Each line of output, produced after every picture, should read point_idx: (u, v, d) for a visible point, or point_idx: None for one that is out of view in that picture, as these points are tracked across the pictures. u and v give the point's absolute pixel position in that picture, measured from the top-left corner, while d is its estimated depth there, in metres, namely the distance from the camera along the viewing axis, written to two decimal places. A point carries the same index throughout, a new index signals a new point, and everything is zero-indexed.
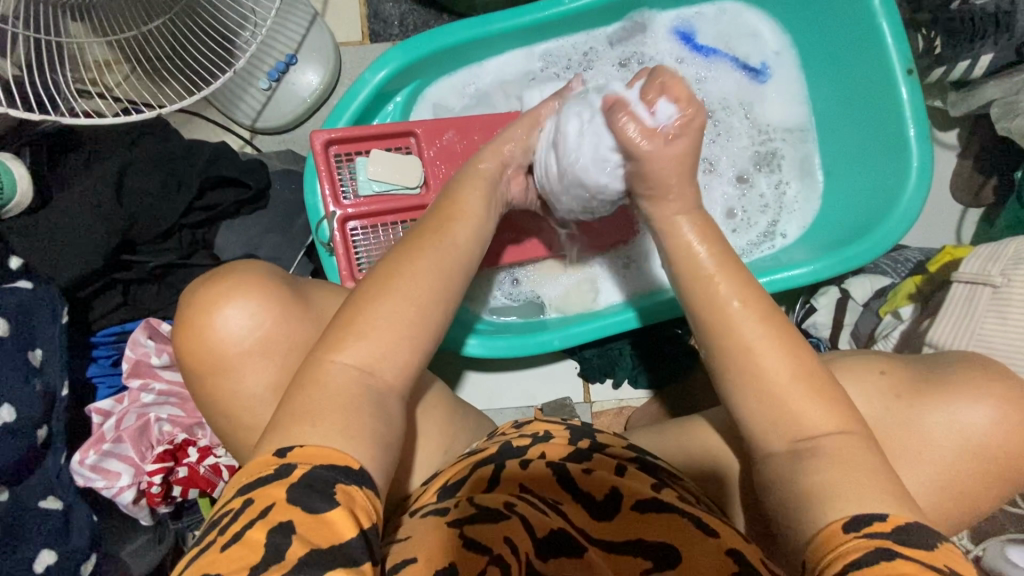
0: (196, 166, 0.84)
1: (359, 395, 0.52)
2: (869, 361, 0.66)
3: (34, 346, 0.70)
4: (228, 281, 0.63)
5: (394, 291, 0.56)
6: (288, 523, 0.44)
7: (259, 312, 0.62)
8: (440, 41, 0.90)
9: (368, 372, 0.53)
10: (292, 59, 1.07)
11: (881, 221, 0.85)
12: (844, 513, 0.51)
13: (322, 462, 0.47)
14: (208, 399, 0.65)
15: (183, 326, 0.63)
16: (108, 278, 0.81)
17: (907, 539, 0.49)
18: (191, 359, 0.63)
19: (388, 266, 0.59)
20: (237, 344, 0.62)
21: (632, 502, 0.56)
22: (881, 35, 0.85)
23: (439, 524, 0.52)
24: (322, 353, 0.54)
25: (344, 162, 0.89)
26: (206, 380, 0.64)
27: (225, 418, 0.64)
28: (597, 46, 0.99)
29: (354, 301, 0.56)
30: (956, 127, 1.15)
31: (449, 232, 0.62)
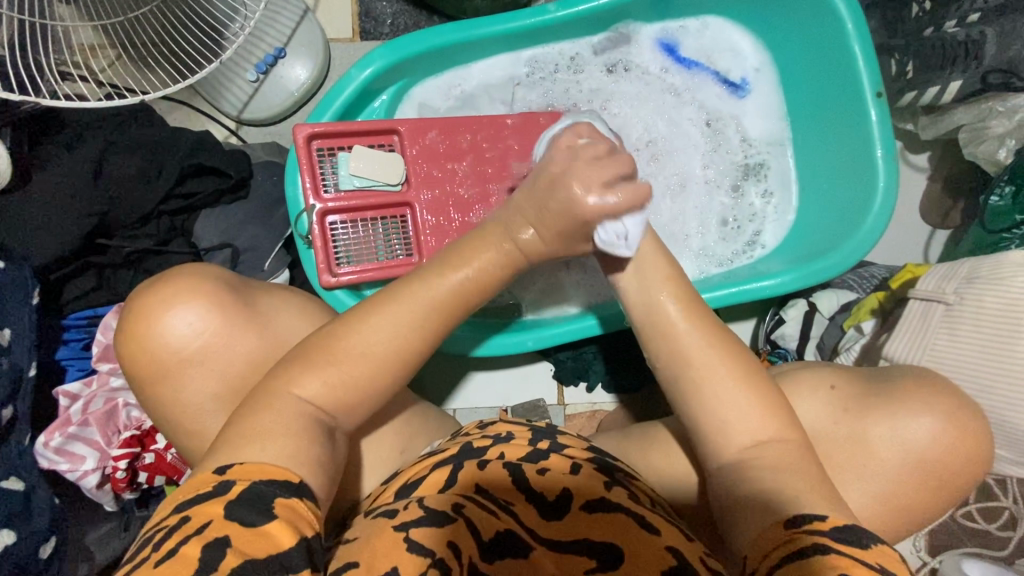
0: (176, 154, 0.85)
1: (303, 428, 0.54)
2: (818, 375, 0.69)
3: (3, 325, 0.70)
4: (173, 287, 0.65)
5: (363, 342, 0.58)
6: (223, 537, 0.44)
7: (198, 318, 0.64)
8: (427, 43, 0.92)
9: (323, 411, 0.56)
10: (281, 52, 1.08)
11: (847, 238, 0.87)
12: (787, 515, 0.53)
13: (262, 478, 0.49)
14: (161, 403, 0.65)
15: (128, 322, 0.63)
16: (83, 261, 0.81)
17: (844, 537, 0.50)
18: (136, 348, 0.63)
19: (364, 313, 0.60)
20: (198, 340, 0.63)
21: (581, 503, 0.57)
22: (853, 57, 0.88)
23: (386, 527, 0.54)
24: (281, 384, 0.56)
25: (326, 157, 0.89)
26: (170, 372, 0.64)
27: (193, 401, 0.64)
28: (583, 53, 1.01)
29: (346, 316, 0.60)
30: (928, 150, 1.18)
31: (437, 286, 0.62)
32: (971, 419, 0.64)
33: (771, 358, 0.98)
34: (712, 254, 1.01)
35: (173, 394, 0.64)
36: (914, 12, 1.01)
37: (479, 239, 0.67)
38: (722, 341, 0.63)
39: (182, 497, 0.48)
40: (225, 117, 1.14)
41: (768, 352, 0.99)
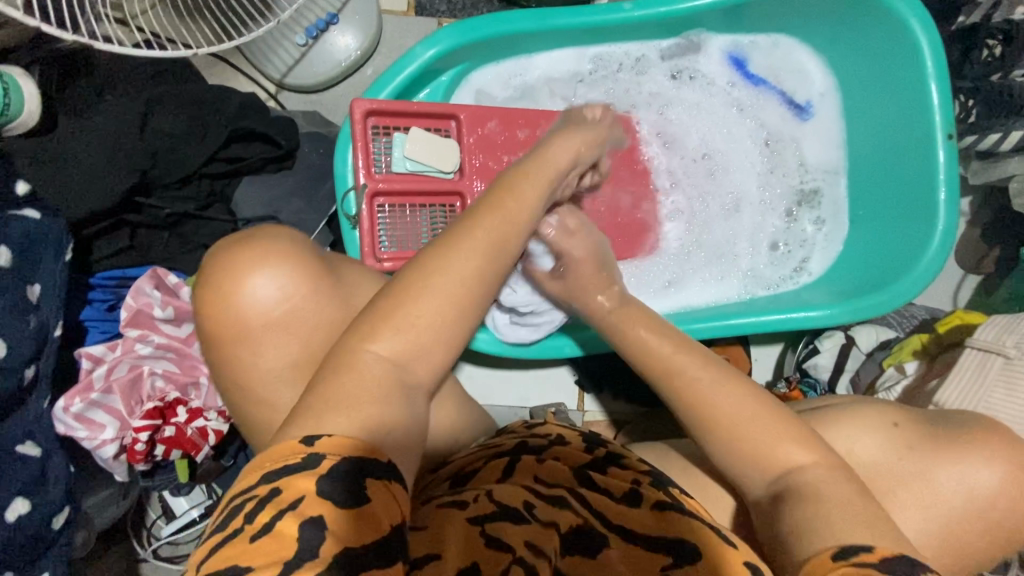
0: (224, 115, 0.80)
1: (389, 391, 0.51)
2: (881, 412, 0.68)
3: (33, 281, 0.65)
4: (274, 249, 0.62)
5: (437, 286, 0.55)
6: (321, 517, 0.41)
7: (295, 286, 0.61)
8: (496, 28, 0.88)
9: (399, 368, 0.52)
10: (334, 18, 1.03)
11: (901, 276, 0.86)
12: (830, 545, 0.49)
13: (354, 455, 0.45)
14: (216, 377, 0.62)
15: (220, 271, 0.61)
16: (117, 219, 0.76)
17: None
18: (219, 303, 0.61)
19: (431, 256, 0.57)
20: (272, 311, 0.60)
21: (652, 502, 0.53)
22: (928, 95, 0.86)
23: (457, 517, 0.52)
24: (359, 339, 0.52)
25: (380, 135, 0.85)
26: (219, 350, 0.61)
27: (241, 382, 0.62)
28: (650, 57, 0.98)
29: (409, 279, 0.55)
30: (970, 195, 1.18)
31: (502, 234, 0.60)
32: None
33: (801, 387, 0.97)
34: (758, 276, 0.99)
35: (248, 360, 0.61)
36: (983, 56, 1.00)
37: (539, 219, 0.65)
38: None
39: (271, 467, 0.44)
40: (266, 80, 1.09)
41: (798, 380, 0.98)
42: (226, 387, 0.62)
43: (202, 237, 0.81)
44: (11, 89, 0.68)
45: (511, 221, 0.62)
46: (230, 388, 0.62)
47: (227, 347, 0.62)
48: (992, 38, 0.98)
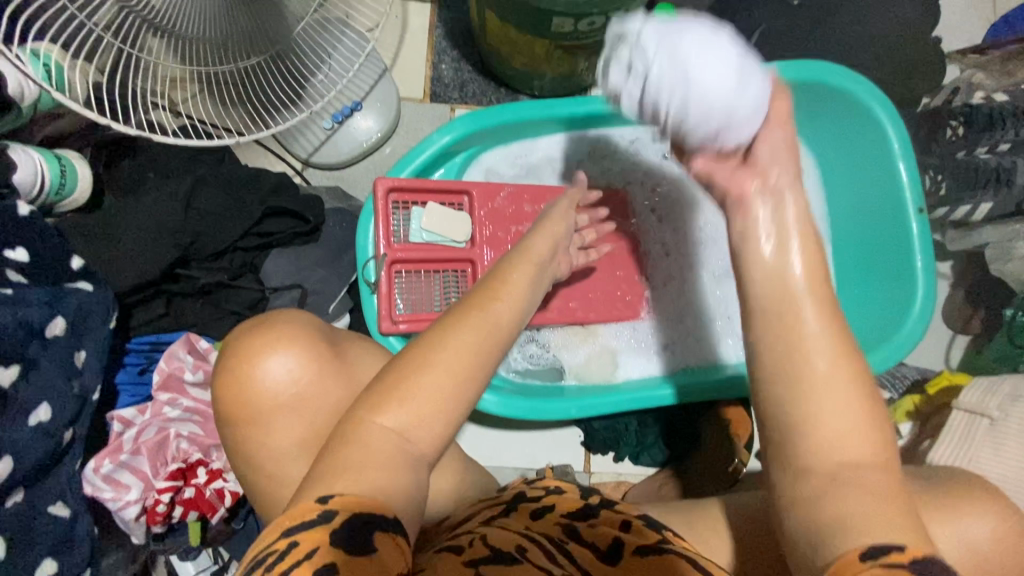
0: (258, 194, 0.88)
1: (395, 461, 0.54)
2: None
3: (80, 347, 0.70)
4: (279, 334, 0.71)
5: (439, 364, 0.58)
6: (331, 564, 0.47)
7: (301, 370, 0.70)
8: (504, 117, 0.98)
9: (404, 440, 0.55)
10: (357, 105, 1.16)
11: (889, 338, 0.91)
12: (856, 545, 0.45)
13: (364, 510, 0.51)
14: (242, 444, 0.70)
15: (230, 366, 0.71)
16: (156, 288, 0.82)
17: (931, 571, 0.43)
18: (226, 395, 0.71)
19: (433, 337, 0.60)
20: (276, 396, 0.70)
21: (633, 547, 0.57)
22: (897, 174, 0.95)
23: (454, 562, 0.54)
24: (366, 414, 0.56)
25: (400, 209, 0.93)
26: (261, 416, 0.70)
27: (278, 440, 0.70)
28: (642, 138, 1.08)
29: (414, 354, 0.59)
30: (951, 258, 1.25)
31: (496, 324, 0.63)
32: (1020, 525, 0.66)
33: None
34: None
35: (259, 436, 0.70)
36: (948, 135, 1.08)
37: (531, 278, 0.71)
38: None
39: (289, 523, 0.50)
40: (293, 158, 1.19)
41: None
42: (269, 439, 0.69)
43: (231, 304, 0.86)
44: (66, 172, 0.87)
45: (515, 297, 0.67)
46: (271, 443, 0.69)
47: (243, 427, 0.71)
48: (954, 120, 1.07)
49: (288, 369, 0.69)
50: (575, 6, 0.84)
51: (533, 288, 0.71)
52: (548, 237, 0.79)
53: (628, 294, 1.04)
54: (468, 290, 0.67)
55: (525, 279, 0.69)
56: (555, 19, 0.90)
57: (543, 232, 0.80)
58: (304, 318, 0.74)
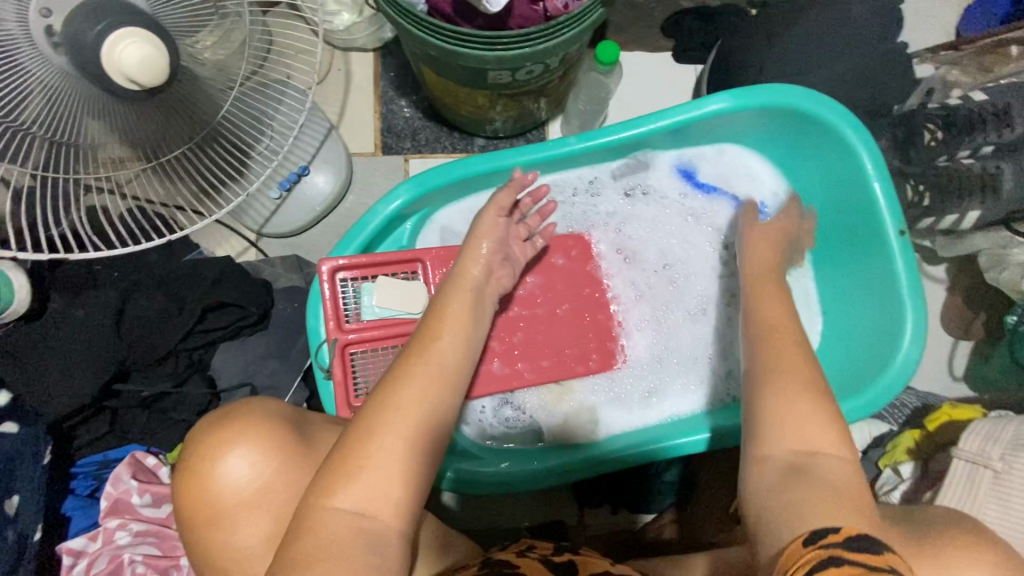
0: (198, 289, 0.84)
1: (351, 539, 0.51)
2: None
3: (13, 492, 0.66)
4: (237, 426, 0.66)
5: (386, 428, 0.56)
6: None
7: (265, 463, 0.65)
8: (452, 174, 0.93)
9: (363, 516, 0.53)
10: (305, 170, 1.10)
11: (885, 369, 0.85)
12: (807, 529, 0.48)
13: None
14: (207, 549, 0.65)
15: (188, 467, 0.65)
16: (96, 406, 0.78)
17: (859, 546, 0.43)
18: (192, 503, 0.65)
19: (378, 400, 0.58)
20: (238, 495, 0.64)
21: None
22: (873, 194, 0.89)
23: None
24: (319, 498, 0.54)
25: (349, 286, 0.87)
26: (208, 533, 0.65)
27: (228, 558, 0.65)
28: (602, 177, 1.03)
29: (359, 425, 0.57)
30: (944, 262, 1.19)
31: (442, 374, 0.62)
32: None
33: None
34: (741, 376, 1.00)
35: (222, 537, 0.65)
36: (926, 140, 1.02)
37: (470, 308, 0.69)
38: None
39: None
40: (245, 229, 1.14)
41: None
42: (218, 563, 0.65)
43: (180, 412, 0.82)
44: None
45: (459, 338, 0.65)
46: (223, 565, 0.65)
47: (210, 528, 0.65)
48: (931, 124, 1.01)
49: (247, 466, 0.64)
50: (507, 61, 0.79)
51: (476, 316, 0.70)
52: (477, 258, 0.75)
53: (601, 343, 1.00)
54: (406, 341, 0.66)
55: (466, 315, 0.68)
56: (490, 73, 0.84)
57: (472, 253, 0.76)
58: (265, 404, 0.69)
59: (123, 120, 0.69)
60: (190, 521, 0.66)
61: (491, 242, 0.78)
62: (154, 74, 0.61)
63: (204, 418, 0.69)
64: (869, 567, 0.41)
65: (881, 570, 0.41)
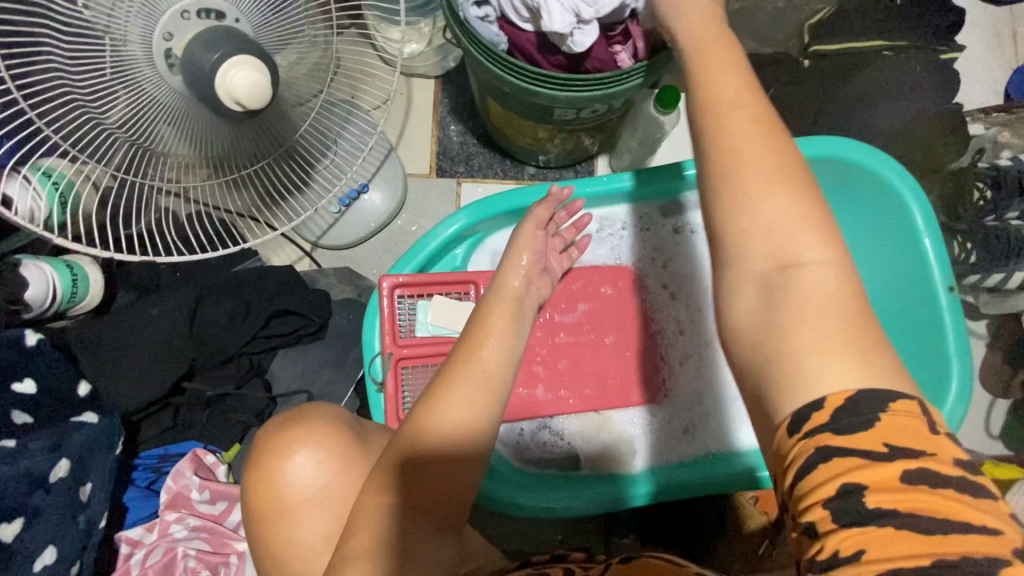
0: (264, 296, 0.89)
1: (399, 540, 0.56)
2: None
3: (86, 479, 0.69)
4: (308, 428, 0.68)
5: (430, 438, 0.58)
6: None
7: (329, 466, 0.66)
8: (510, 203, 0.96)
9: (411, 513, 0.58)
10: (364, 187, 1.15)
11: (928, 421, 0.86)
12: (789, 409, 0.41)
13: None
14: (270, 547, 0.67)
15: (251, 459, 0.69)
16: (163, 402, 0.82)
17: (855, 419, 0.39)
18: (256, 498, 0.67)
19: (425, 409, 0.60)
20: (302, 493, 0.66)
21: None
22: (922, 248, 0.91)
23: None
24: (371, 493, 0.58)
25: (406, 301, 0.90)
26: (267, 527, 0.67)
27: (287, 554, 0.65)
28: (651, 214, 1.06)
29: (407, 432, 0.59)
30: (986, 317, 1.19)
31: (486, 381, 0.62)
32: None
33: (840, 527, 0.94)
34: None
35: (285, 532, 0.66)
36: (975, 197, 1.04)
37: (509, 317, 0.70)
38: None
39: None
40: (302, 240, 1.19)
41: None
42: (279, 559, 0.66)
43: (239, 412, 0.85)
44: (78, 278, 0.86)
45: (499, 344, 0.65)
46: (282, 560, 0.66)
47: (269, 524, 0.67)
48: (980, 183, 1.03)
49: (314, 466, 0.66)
50: (576, 102, 0.83)
51: (517, 325, 0.70)
52: (517, 269, 0.78)
53: (642, 375, 1.02)
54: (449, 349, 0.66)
55: (508, 325, 0.68)
56: (557, 111, 0.88)
57: (514, 265, 0.79)
58: (330, 410, 0.72)
59: (214, 135, 0.76)
60: (255, 519, 0.69)
61: (529, 253, 0.82)
62: (258, 97, 0.66)
63: (270, 419, 0.72)
64: (865, 457, 0.38)
65: (882, 461, 0.37)
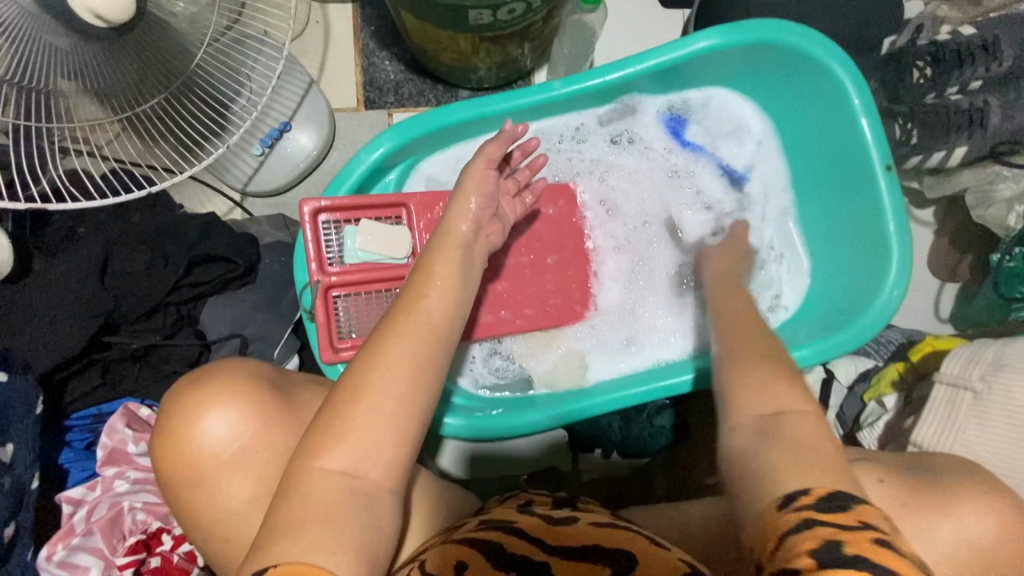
0: (182, 243, 0.84)
1: (343, 502, 0.54)
2: (865, 469, 0.64)
3: (6, 440, 0.67)
4: (219, 384, 0.64)
5: (373, 390, 0.57)
6: None
7: (245, 422, 0.64)
8: (435, 121, 0.91)
9: (353, 476, 0.55)
10: (286, 125, 1.09)
11: (868, 307, 0.86)
12: (778, 494, 0.49)
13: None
14: (190, 514, 0.64)
15: (161, 429, 0.64)
16: (87, 359, 0.78)
17: (829, 506, 0.47)
18: (169, 467, 0.64)
19: (365, 360, 0.59)
20: (218, 454, 0.63)
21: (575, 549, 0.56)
22: (860, 131, 0.89)
23: None
24: (307, 459, 0.56)
25: (332, 229, 0.87)
26: (184, 496, 0.63)
27: (209, 520, 0.63)
28: (589, 124, 1.02)
29: (347, 383, 0.58)
30: (932, 204, 1.18)
31: (429, 333, 0.62)
32: (1008, 505, 0.62)
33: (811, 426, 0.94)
34: None
35: (203, 501, 0.63)
36: (915, 78, 1.00)
37: (455, 262, 0.69)
38: None
39: None
40: (229, 189, 1.13)
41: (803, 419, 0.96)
42: (199, 527, 0.64)
43: (172, 363, 0.82)
44: None
45: (443, 289, 0.66)
46: (205, 527, 0.64)
47: (186, 492, 0.64)
48: (920, 61, 0.99)
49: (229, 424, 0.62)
50: None
51: (465, 274, 0.70)
52: (465, 213, 0.73)
53: (587, 291, 1.00)
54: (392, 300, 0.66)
55: (453, 274, 0.68)
56: (470, 14, 0.82)
57: (462, 208, 0.74)
58: (244, 363, 0.68)
59: (95, 69, 0.67)
60: (170, 487, 0.64)
61: (479, 196, 0.75)
62: (120, 11, 0.59)
63: (175, 382, 0.67)
64: (839, 527, 0.45)
65: (853, 528, 0.45)
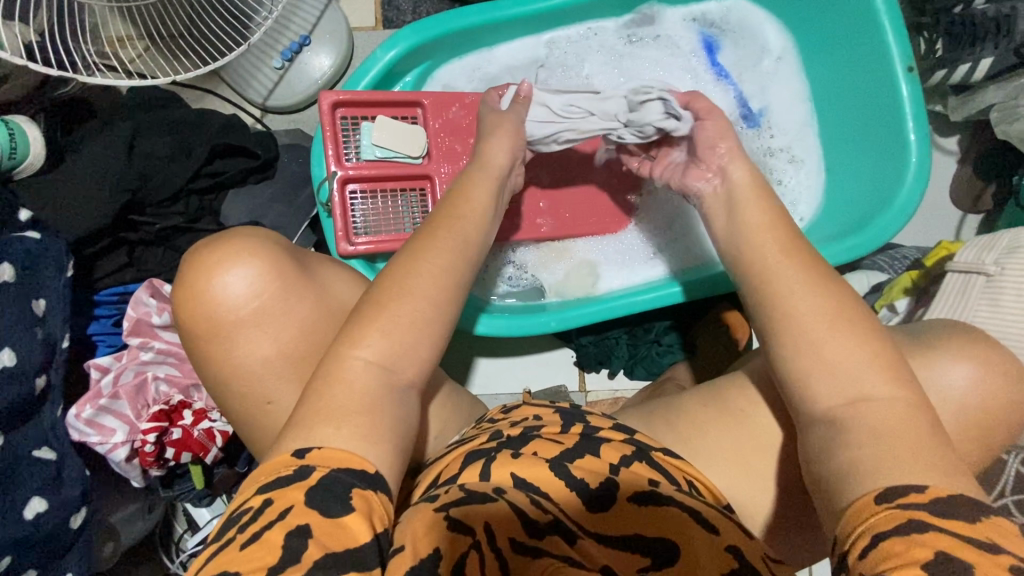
0: (206, 134, 0.85)
1: (380, 396, 0.55)
2: None
3: (38, 296, 0.70)
4: (236, 247, 0.66)
5: (411, 290, 0.59)
6: (305, 526, 0.47)
7: (261, 283, 0.65)
8: (452, 23, 0.92)
9: (387, 370, 0.56)
10: (306, 39, 1.09)
11: (884, 211, 0.86)
12: (882, 486, 0.48)
13: (340, 465, 0.51)
14: (210, 366, 0.67)
15: (180, 288, 0.66)
16: (115, 237, 0.82)
17: (947, 512, 0.45)
18: (190, 323, 0.66)
19: (403, 262, 0.61)
20: (234, 312, 0.65)
21: (629, 493, 0.55)
22: (883, 33, 0.87)
23: (426, 510, 0.52)
24: (345, 346, 0.57)
25: (349, 126, 0.89)
26: (202, 349, 0.66)
27: (231, 374, 0.66)
28: (606, 35, 1.01)
29: (385, 282, 0.60)
30: (957, 133, 1.16)
31: (462, 231, 0.65)
32: (1017, 376, 0.61)
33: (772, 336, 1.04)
34: None
35: (223, 354, 0.66)
36: None
37: (484, 193, 0.71)
38: (825, 302, 0.56)
39: (264, 480, 0.50)
40: (250, 105, 1.16)
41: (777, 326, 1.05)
42: (226, 381, 0.66)
43: None
44: (18, 135, 0.73)
45: (466, 215, 0.67)
46: (228, 379, 0.66)
47: (204, 345, 0.66)
48: None
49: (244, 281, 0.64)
50: None
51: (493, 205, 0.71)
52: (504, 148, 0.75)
53: (600, 206, 0.99)
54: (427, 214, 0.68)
55: (488, 207, 0.70)
56: None
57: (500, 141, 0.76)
58: (259, 233, 0.69)
59: None
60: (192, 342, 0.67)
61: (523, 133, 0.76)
62: None
63: (192, 247, 0.68)
64: (960, 538, 0.44)
65: (983, 551, 0.43)
